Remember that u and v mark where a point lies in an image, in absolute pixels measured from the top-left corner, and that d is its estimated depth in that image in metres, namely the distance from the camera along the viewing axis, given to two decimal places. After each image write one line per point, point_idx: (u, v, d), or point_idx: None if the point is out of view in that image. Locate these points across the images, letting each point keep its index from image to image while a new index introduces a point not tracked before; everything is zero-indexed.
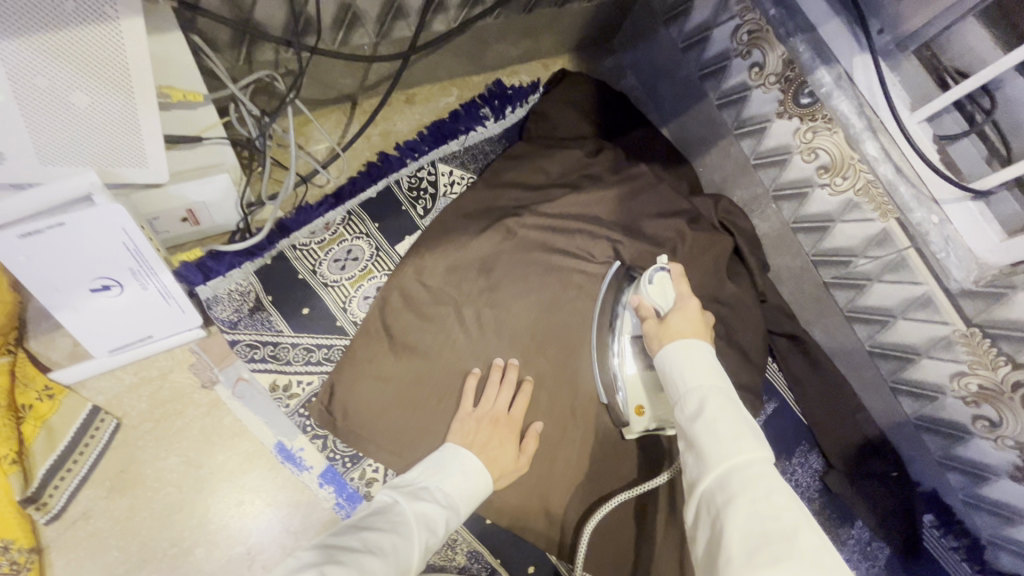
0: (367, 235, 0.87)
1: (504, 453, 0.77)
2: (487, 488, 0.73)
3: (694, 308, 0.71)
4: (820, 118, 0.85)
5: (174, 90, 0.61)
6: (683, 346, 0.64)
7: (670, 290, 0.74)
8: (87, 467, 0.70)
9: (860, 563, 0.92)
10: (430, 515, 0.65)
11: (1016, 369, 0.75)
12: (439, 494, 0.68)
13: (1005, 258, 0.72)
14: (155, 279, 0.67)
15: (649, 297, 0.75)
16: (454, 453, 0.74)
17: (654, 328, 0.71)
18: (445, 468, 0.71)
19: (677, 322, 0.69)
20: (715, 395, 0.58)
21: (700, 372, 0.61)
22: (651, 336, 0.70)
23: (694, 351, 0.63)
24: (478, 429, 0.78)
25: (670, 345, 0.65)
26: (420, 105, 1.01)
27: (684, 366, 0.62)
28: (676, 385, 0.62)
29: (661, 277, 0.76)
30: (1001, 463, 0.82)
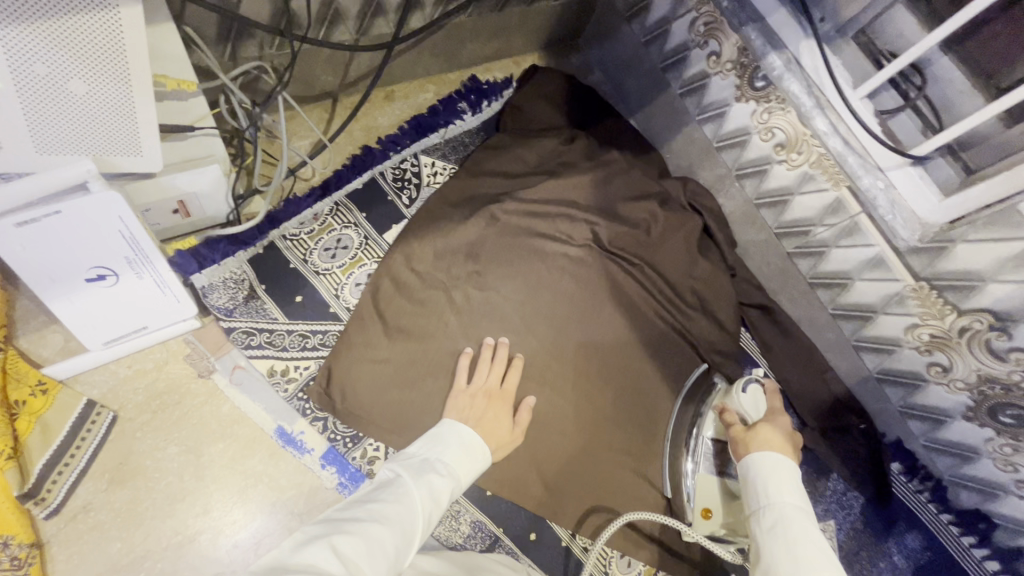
0: (355, 224, 0.90)
1: (498, 424, 0.79)
2: (484, 462, 0.73)
3: (783, 424, 0.78)
4: (774, 99, 0.93)
5: (168, 79, 0.64)
6: (767, 457, 0.71)
7: (762, 404, 0.82)
8: (85, 461, 0.70)
9: (837, 511, 0.98)
10: (434, 487, 0.64)
11: (960, 316, 0.83)
12: (442, 466, 0.68)
13: (945, 216, 0.80)
14: (150, 267, 0.67)
15: (739, 406, 0.83)
16: (451, 425, 0.75)
17: (741, 433, 0.78)
18: (444, 440, 0.71)
19: (766, 431, 0.76)
20: (798, 515, 0.64)
21: (786, 487, 0.67)
22: (738, 442, 0.77)
23: (780, 465, 0.70)
24: (473, 403, 0.79)
25: (757, 452, 0.72)
26: (400, 102, 1.05)
27: (769, 476, 0.68)
28: (758, 493, 0.68)
29: (754, 389, 0.84)
30: (955, 406, 0.89)
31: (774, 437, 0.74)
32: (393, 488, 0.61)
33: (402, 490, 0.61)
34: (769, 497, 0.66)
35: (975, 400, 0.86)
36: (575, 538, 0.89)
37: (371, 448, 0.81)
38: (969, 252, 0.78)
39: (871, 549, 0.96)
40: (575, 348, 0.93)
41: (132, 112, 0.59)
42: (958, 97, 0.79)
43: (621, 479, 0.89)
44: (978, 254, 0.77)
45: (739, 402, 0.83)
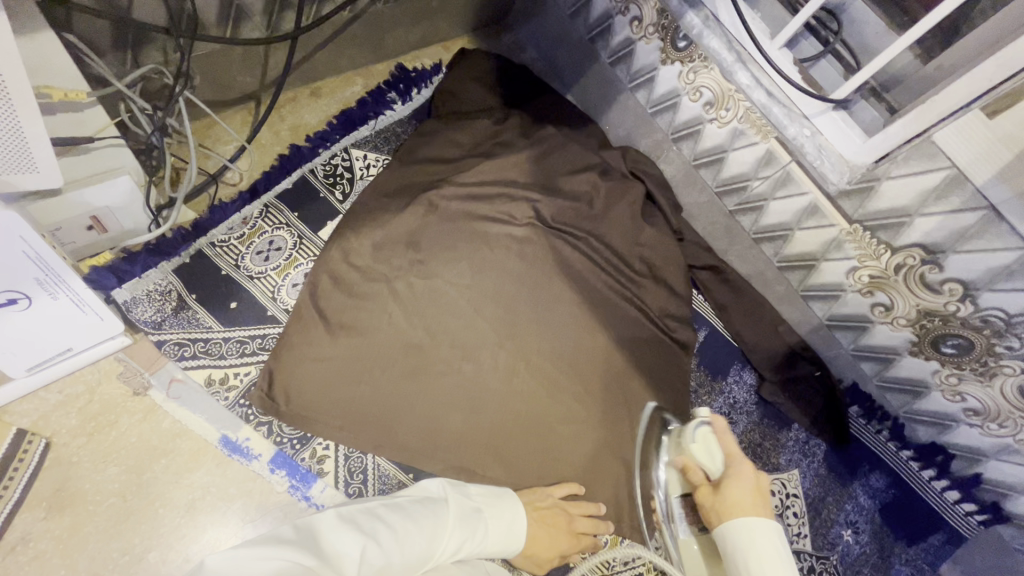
0: (287, 225, 0.89)
1: (563, 535, 0.81)
2: (513, 550, 0.73)
3: (748, 473, 0.65)
4: (697, 58, 0.93)
5: (52, 90, 0.60)
6: (750, 536, 0.58)
7: (718, 450, 0.68)
8: (21, 491, 0.68)
9: (801, 460, 0.99)
10: (474, 536, 0.69)
11: (895, 254, 0.84)
12: (489, 530, 0.71)
13: (871, 156, 0.79)
14: (65, 288, 0.65)
15: (695, 459, 0.68)
16: (517, 505, 0.76)
17: (710, 498, 0.65)
18: (502, 505, 0.74)
19: (733, 489, 0.63)
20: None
21: (773, 565, 0.55)
22: (709, 510, 0.64)
23: (760, 531, 0.58)
24: (541, 509, 0.81)
25: (738, 534, 0.58)
26: (327, 97, 1.03)
27: (764, 567, 0.56)
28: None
29: (703, 434, 0.69)
30: (901, 342, 0.91)
31: (734, 483, 0.64)
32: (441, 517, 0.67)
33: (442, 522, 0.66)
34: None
35: (918, 335, 0.87)
36: None
37: (321, 447, 0.80)
38: (894, 189, 0.79)
39: (836, 494, 0.97)
40: (529, 327, 0.92)
41: (18, 128, 0.56)
42: (875, 38, 0.79)
43: (585, 451, 0.87)
44: (902, 190, 0.78)
45: (693, 454, 0.68)
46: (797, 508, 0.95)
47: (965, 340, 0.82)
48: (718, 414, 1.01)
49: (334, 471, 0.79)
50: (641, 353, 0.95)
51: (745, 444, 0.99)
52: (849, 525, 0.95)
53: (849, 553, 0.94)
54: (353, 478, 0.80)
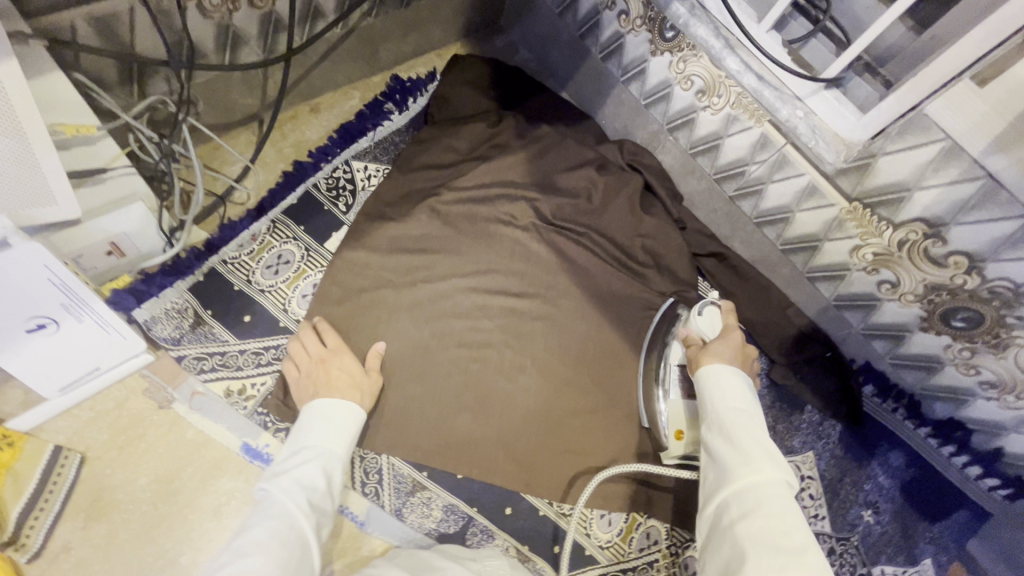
0: (295, 238, 0.92)
1: (349, 371, 0.79)
2: (360, 419, 0.75)
3: (734, 338, 0.78)
4: (686, 47, 0.93)
5: (66, 125, 0.65)
6: (716, 367, 0.72)
7: (717, 324, 0.82)
8: (60, 503, 0.73)
9: (816, 442, 0.98)
10: (318, 476, 0.66)
11: (897, 230, 0.83)
12: (319, 449, 0.69)
13: (865, 133, 0.79)
14: (89, 310, 0.69)
15: (696, 328, 0.82)
16: (317, 406, 0.73)
17: (696, 353, 0.78)
18: (306, 425, 0.71)
19: (716, 346, 0.76)
20: (746, 419, 0.64)
21: (733, 393, 0.68)
22: (692, 359, 0.78)
23: (731, 376, 0.70)
24: (317, 376, 0.78)
25: (709, 366, 0.73)
26: (326, 113, 1.06)
27: (721, 388, 0.69)
28: (709, 404, 0.69)
29: (709, 312, 0.83)
30: (910, 318, 0.89)
31: (729, 349, 0.75)
32: (278, 507, 0.61)
33: (284, 509, 0.61)
34: (718, 405, 0.67)
35: (927, 311, 0.86)
36: (552, 504, 0.87)
37: None
38: (891, 164, 0.79)
39: (854, 474, 0.96)
40: (532, 326, 0.93)
41: (36, 165, 0.61)
42: (866, 14, 0.78)
43: (593, 441, 0.88)
44: (899, 164, 0.78)
45: (695, 324, 0.82)
46: (814, 489, 0.95)
47: (975, 313, 0.81)
48: None
49: (350, 472, 0.83)
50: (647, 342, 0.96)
51: None
52: (869, 505, 0.94)
53: (870, 533, 0.93)
54: (369, 478, 0.84)
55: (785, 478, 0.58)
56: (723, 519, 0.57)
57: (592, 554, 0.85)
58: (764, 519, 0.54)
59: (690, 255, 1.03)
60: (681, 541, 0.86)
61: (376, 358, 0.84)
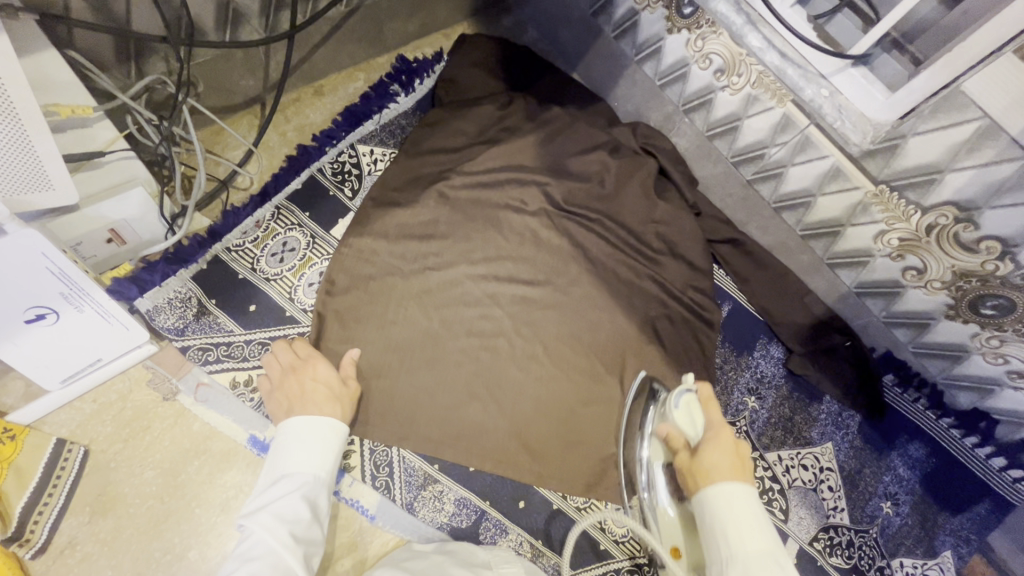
0: (299, 225, 0.89)
1: (325, 382, 0.75)
2: (344, 432, 0.72)
3: (727, 438, 0.69)
4: (705, 24, 0.89)
5: (60, 107, 0.62)
6: (724, 492, 0.63)
7: (699, 417, 0.73)
8: (64, 497, 0.71)
9: (834, 433, 0.96)
10: (301, 505, 0.64)
11: (926, 214, 0.80)
12: (301, 476, 0.66)
13: (893, 114, 0.75)
14: (90, 300, 0.66)
15: (676, 424, 0.74)
16: (293, 425, 0.69)
17: (689, 464, 0.68)
18: (282, 448, 0.68)
19: (711, 454, 0.67)
20: (768, 567, 0.58)
21: (748, 533, 0.60)
22: (685, 472, 0.68)
23: (737, 504, 0.62)
24: (290, 386, 0.74)
25: (712, 490, 0.63)
26: (330, 95, 1.02)
27: (731, 522, 0.61)
28: (719, 546, 0.61)
29: (686, 400, 0.74)
30: (936, 306, 0.87)
31: (722, 458, 0.66)
32: (263, 551, 0.59)
33: (269, 550, 0.59)
34: (730, 547, 0.60)
35: (954, 298, 0.83)
36: (566, 497, 0.85)
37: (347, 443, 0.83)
38: (921, 145, 0.75)
39: (873, 465, 0.94)
40: (544, 315, 0.90)
41: (31, 149, 0.58)
42: None
43: (608, 433, 0.86)
44: (930, 145, 0.74)
45: (674, 419, 0.74)
46: (832, 481, 0.93)
47: (1006, 300, 0.78)
48: (746, 390, 0.98)
49: (361, 464, 0.82)
50: (662, 331, 0.93)
51: (775, 419, 0.96)
52: (888, 497, 0.93)
53: (889, 525, 0.91)
54: (379, 472, 0.82)
55: None
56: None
57: (607, 548, 0.83)
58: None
59: (705, 242, 1.01)
60: None
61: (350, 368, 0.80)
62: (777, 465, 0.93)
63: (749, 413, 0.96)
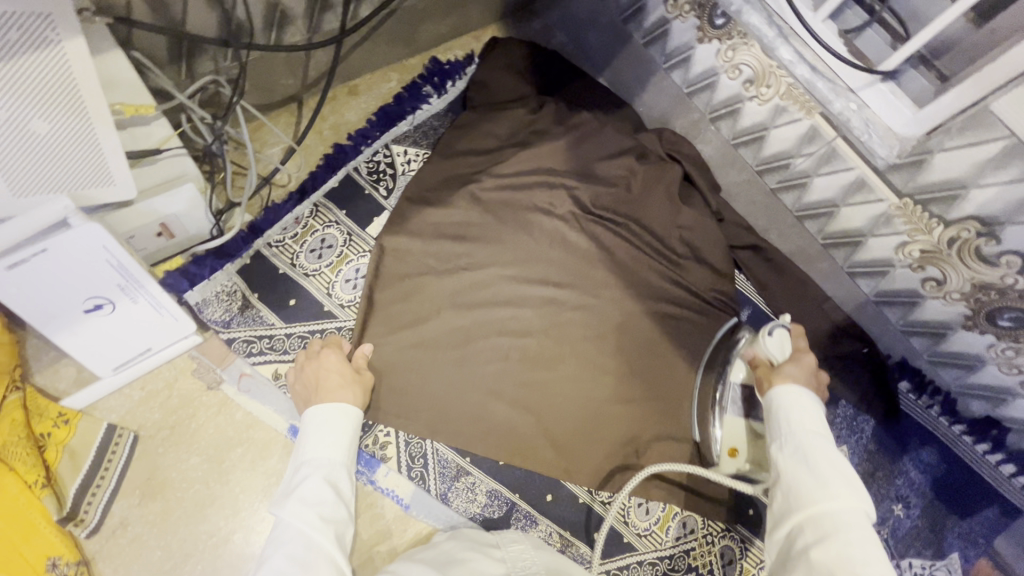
0: (337, 223, 0.92)
1: (338, 373, 0.77)
2: (357, 416, 0.74)
3: (806, 360, 0.77)
4: (736, 35, 0.91)
5: (126, 106, 0.65)
6: (790, 390, 0.71)
7: (787, 345, 0.80)
8: (116, 480, 0.74)
9: (849, 436, 0.99)
10: (322, 488, 0.65)
11: (948, 227, 0.82)
12: (319, 460, 0.68)
13: (920, 129, 0.78)
14: (144, 291, 0.69)
15: (766, 349, 0.80)
16: (312, 414, 0.72)
17: (766, 374, 0.77)
18: (304, 438, 0.70)
19: (788, 366, 0.75)
20: (820, 445, 0.64)
21: (810, 421, 0.67)
22: (762, 380, 0.77)
23: (807, 402, 0.69)
24: (306, 378, 0.77)
25: (780, 386, 0.72)
26: (365, 95, 1.05)
27: (793, 411, 0.69)
28: (780, 425, 0.68)
29: (780, 332, 0.81)
30: (955, 317, 0.89)
31: (801, 372, 0.74)
32: (294, 533, 0.60)
33: (299, 532, 0.61)
34: (791, 427, 0.67)
35: (972, 309, 0.86)
36: (591, 492, 0.88)
37: (382, 434, 0.86)
38: (947, 161, 0.77)
39: (887, 469, 0.97)
40: (571, 317, 0.93)
41: (96, 144, 0.61)
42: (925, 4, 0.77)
43: (633, 429, 0.89)
44: (955, 161, 0.77)
45: (765, 345, 0.80)
46: None
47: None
48: None
49: (396, 454, 0.85)
50: (685, 334, 0.96)
51: None
52: (900, 499, 0.95)
53: (901, 526, 0.94)
54: (414, 462, 0.86)
55: (864, 507, 0.58)
56: (796, 545, 0.58)
57: (630, 541, 0.86)
58: (840, 542, 0.55)
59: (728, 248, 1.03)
60: (717, 531, 0.88)
61: (363, 359, 0.83)
62: None
63: None
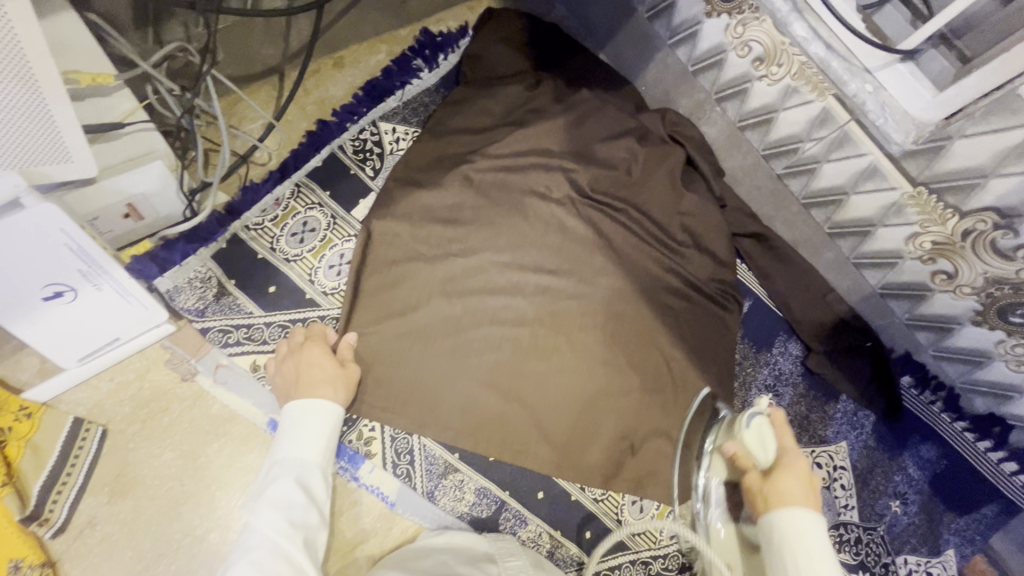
0: (320, 205, 0.87)
1: (320, 367, 0.73)
2: (339, 414, 0.71)
3: (800, 467, 0.71)
4: (747, 9, 0.85)
5: (81, 74, 0.59)
6: (795, 516, 0.65)
7: (771, 443, 0.74)
8: (83, 477, 0.70)
9: (849, 432, 0.96)
10: (294, 491, 0.63)
11: (963, 219, 0.78)
12: (293, 461, 0.66)
13: (939, 114, 0.74)
14: (109, 278, 0.64)
15: (744, 446, 0.76)
16: (289, 412, 0.69)
17: (759, 483, 0.71)
18: (281, 433, 0.68)
19: (785, 481, 0.69)
20: None
21: (820, 561, 0.61)
22: (755, 493, 0.71)
23: (807, 522, 0.65)
24: (287, 369, 0.73)
25: (783, 510, 0.66)
26: (351, 68, 0.98)
27: (799, 548, 0.62)
28: (788, 569, 0.62)
29: (758, 423, 0.76)
30: (965, 312, 0.86)
31: (795, 485, 0.69)
32: (260, 538, 0.59)
33: (266, 537, 0.59)
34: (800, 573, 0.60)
35: (983, 304, 0.83)
36: (584, 489, 0.85)
37: (367, 429, 0.83)
38: (968, 148, 0.73)
39: (885, 465, 0.95)
40: (567, 306, 0.89)
41: (48, 117, 0.55)
42: None
43: (628, 424, 0.86)
44: (977, 149, 0.72)
45: (744, 440, 0.76)
46: (845, 480, 0.94)
47: None
48: (763, 386, 0.98)
49: (381, 451, 0.82)
50: (685, 327, 0.92)
51: (791, 417, 0.97)
52: (898, 496, 0.94)
53: (897, 523, 0.92)
54: (400, 459, 0.82)
55: None
56: None
57: (622, 539, 0.84)
58: None
59: (730, 236, 0.98)
60: None
61: (349, 348, 0.79)
62: None
63: None
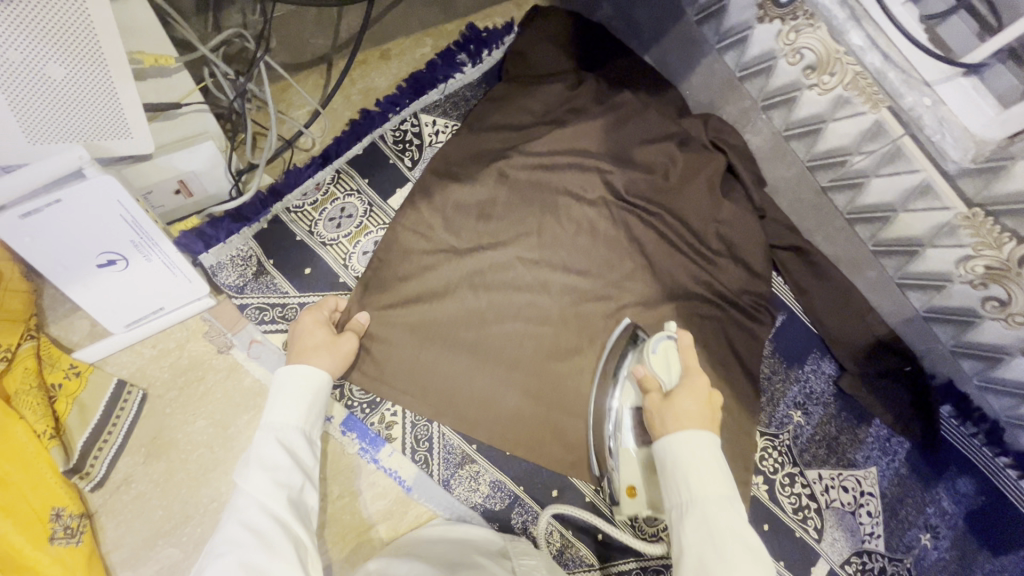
0: (358, 192, 0.89)
1: (314, 333, 0.75)
2: (324, 379, 0.70)
3: (700, 384, 0.71)
4: (802, 15, 0.82)
5: (145, 56, 0.64)
6: (690, 440, 0.65)
7: (674, 363, 0.74)
8: (123, 436, 0.75)
9: (880, 458, 0.93)
10: (279, 452, 0.63)
11: (1020, 245, 0.74)
12: (280, 424, 0.66)
13: (1001, 132, 0.71)
14: (158, 250, 0.68)
15: (650, 366, 0.75)
16: (279, 376, 0.69)
17: (657, 404, 0.70)
18: (270, 399, 0.68)
19: (683, 400, 0.68)
20: (725, 510, 0.62)
21: (709, 480, 0.63)
22: (654, 415, 0.70)
23: (702, 445, 0.65)
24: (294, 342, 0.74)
25: (678, 435, 0.66)
26: (396, 60, 1.00)
27: (692, 469, 0.64)
28: (679, 490, 0.64)
29: (665, 346, 0.75)
30: (1015, 342, 0.82)
31: (692, 405, 0.68)
32: (248, 500, 0.60)
33: (255, 499, 0.60)
34: (692, 493, 0.63)
35: None
36: (599, 492, 0.86)
37: (389, 413, 0.85)
38: None
39: (916, 496, 0.91)
40: (594, 308, 0.88)
41: (113, 93, 0.58)
42: None
43: None
44: None
45: (650, 362, 0.75)
46: (872, 507, 0.91)
47: None
48: (792, 404, 0.95)
49: (402, 437, 0.84)
50: (712, 338, 0.90)
51: (818, 437, 0.94)
52: (928, 528, 0.90)
53: (925, 557, 0.89)
54: (419, 446, 0.84)
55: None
56: None
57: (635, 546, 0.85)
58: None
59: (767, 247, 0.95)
60: None
61: (359, 328, 0.80)
62: (816, 483, 0.91)
63: (793, 428, 0.94)
